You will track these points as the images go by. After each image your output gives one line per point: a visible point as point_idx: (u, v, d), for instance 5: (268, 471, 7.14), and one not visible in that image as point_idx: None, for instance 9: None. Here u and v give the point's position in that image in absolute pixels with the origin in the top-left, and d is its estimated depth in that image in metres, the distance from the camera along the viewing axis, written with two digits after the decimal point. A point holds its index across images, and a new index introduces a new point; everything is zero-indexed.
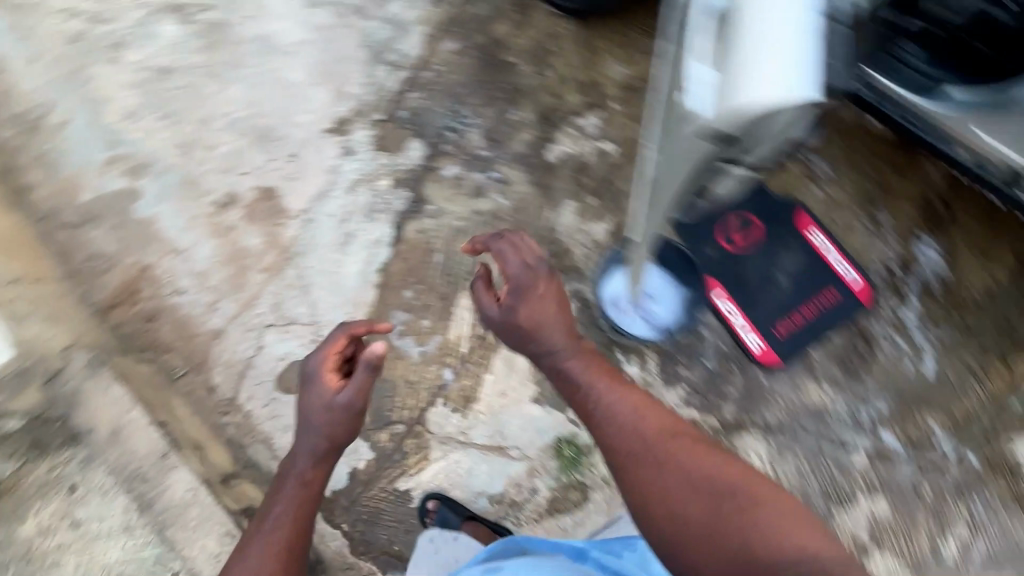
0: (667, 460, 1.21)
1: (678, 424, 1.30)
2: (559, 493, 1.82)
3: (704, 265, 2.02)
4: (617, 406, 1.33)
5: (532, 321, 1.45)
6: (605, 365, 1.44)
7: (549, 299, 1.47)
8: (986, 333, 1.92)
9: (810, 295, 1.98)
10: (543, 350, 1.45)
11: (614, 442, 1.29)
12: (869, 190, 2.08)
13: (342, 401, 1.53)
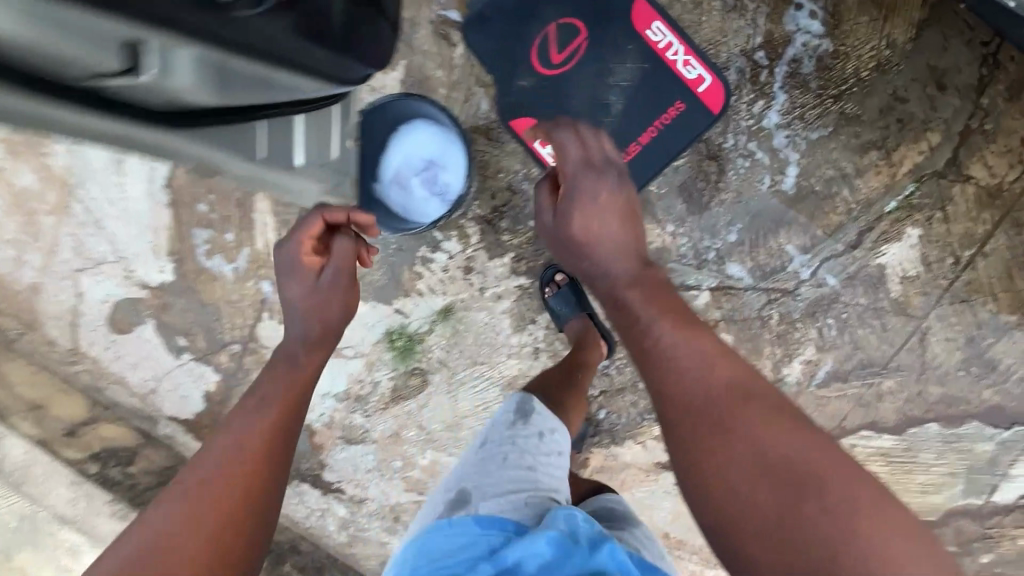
0: (677, 356, 0.92)
1: (746, 375, 0.89)
2: (397, 385, 1.82)
3: (517, 101, 1.63)
4: (674, 338, 0.94)
5: (584, 223, 1.13)
6: (632, 278, 1.07)
7: (603, 197, 1.14)
8: (868, 120, 1.53)
9: (648, 113, 1.59)
10: (599, 268, 1.13)
11: (648, 349, 0.95)
12: None
13: (299, 315, 1.10)
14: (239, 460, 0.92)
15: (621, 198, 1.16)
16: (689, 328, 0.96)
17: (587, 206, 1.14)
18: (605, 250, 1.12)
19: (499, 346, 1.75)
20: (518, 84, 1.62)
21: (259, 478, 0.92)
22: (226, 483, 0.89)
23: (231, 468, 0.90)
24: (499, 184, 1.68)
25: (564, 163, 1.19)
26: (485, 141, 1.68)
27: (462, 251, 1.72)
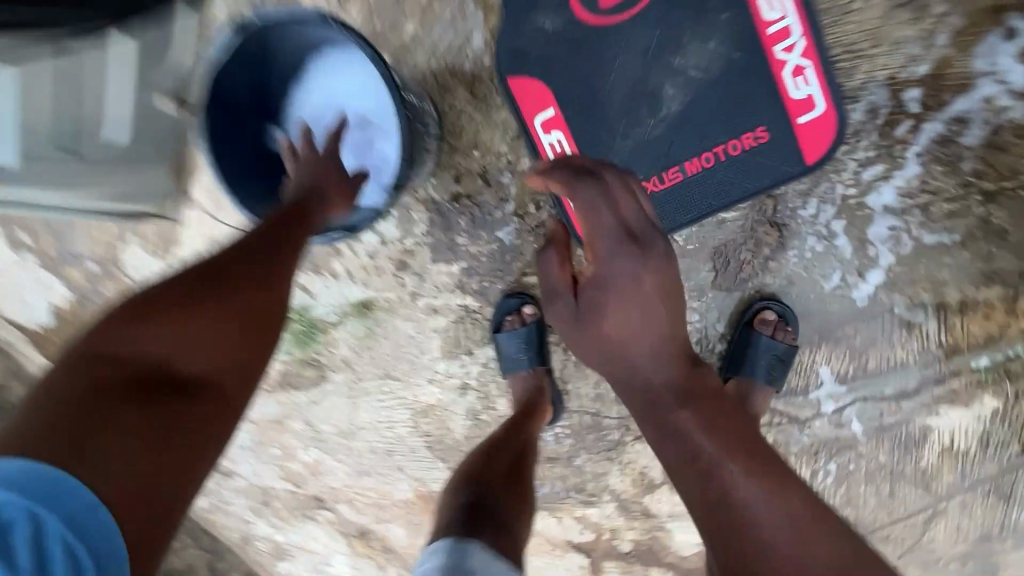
0: (751, 507, 0.70)
1: (798, 483, 0.74)
2: (288, 371, 1.44)
3: (529, 49, 1.05)
4: (731, 469, 0.72)
5: (625, 331, 0.79)
6: (642, 392, 0.80)
7: (648, 284, 0.78)
8: (1016, 242, 1.03)
9: (713, 130, 1.04)
10: (636, 380, 0.80)
11: (701, 513, 0.73)
12: None
13: (266, 274, 0.83)
14: (167, 335, 0.75)
15: (664, 281, 0.78)
16: (776, 488, 0.71)
17: (634, 312, 0.78)
18: (649, 359, 0.79)
19: (420, 368, 1.36)
20: (539, 22, 1.03)
21: (258, 335, 0.81)
22: (143, 356, 0.74)
23: (161, 355, 0.74)
24: (470, 166, 1.16)
25: (596, 235, 0.78)
26: (466, 97, 1.12)
27: (399, 239, 1.24)
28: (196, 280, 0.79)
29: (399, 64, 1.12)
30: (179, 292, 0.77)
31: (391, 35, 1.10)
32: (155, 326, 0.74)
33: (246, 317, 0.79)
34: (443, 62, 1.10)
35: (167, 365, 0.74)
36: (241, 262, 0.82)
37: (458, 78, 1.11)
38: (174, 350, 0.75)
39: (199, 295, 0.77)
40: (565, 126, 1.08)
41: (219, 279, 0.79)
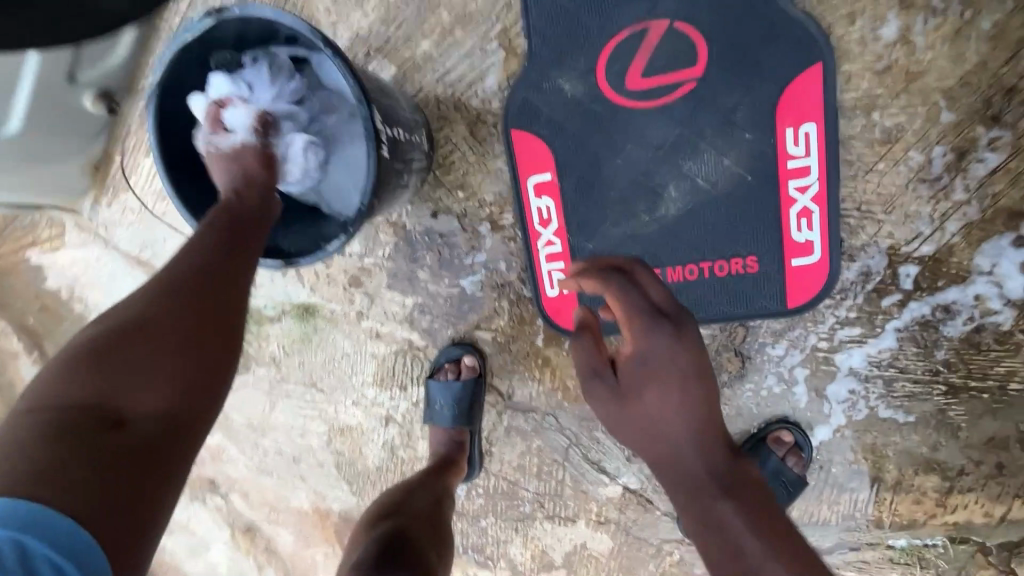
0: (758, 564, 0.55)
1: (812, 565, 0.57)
2: None
3: (543, 106, 0.98)
4: (753, 543, 0.56)
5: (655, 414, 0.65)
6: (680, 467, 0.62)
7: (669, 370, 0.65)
8: (964, 439, 1.01)
9: (705, 245, 0.99)
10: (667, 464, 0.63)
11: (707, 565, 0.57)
12: (1009, 71, 0.82)
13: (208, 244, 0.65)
14: (179, 280, 0.59)
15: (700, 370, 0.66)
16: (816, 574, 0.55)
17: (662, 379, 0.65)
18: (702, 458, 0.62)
19: (348, 386, 1.29)
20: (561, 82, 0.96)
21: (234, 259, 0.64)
22: (158, 306, 0.57)
23: (161, 287, 0.59)
24: (450, 204, 1.09)
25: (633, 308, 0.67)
26: (465, 135, 1.04)
27: (360, 255, 1.17)
28: (234, 223, 0.67)
29: (405, 79, 1.04)
30: (208, 252, 0.63)
31: (404, 48, 1.02)
32: (197, 263, 0.61)
33: (220, 281, 0.61)
34: (451, 91, 1.03)
35: (191, 280, 0.60)
36: (235, 229, 0.67)
37: (460, 114, 1.03)
38: (184, 280, 0.60)
39: (197, 271, 0.61)
40: (558, 197, 1.02)
41: (225, 253, 0.64)
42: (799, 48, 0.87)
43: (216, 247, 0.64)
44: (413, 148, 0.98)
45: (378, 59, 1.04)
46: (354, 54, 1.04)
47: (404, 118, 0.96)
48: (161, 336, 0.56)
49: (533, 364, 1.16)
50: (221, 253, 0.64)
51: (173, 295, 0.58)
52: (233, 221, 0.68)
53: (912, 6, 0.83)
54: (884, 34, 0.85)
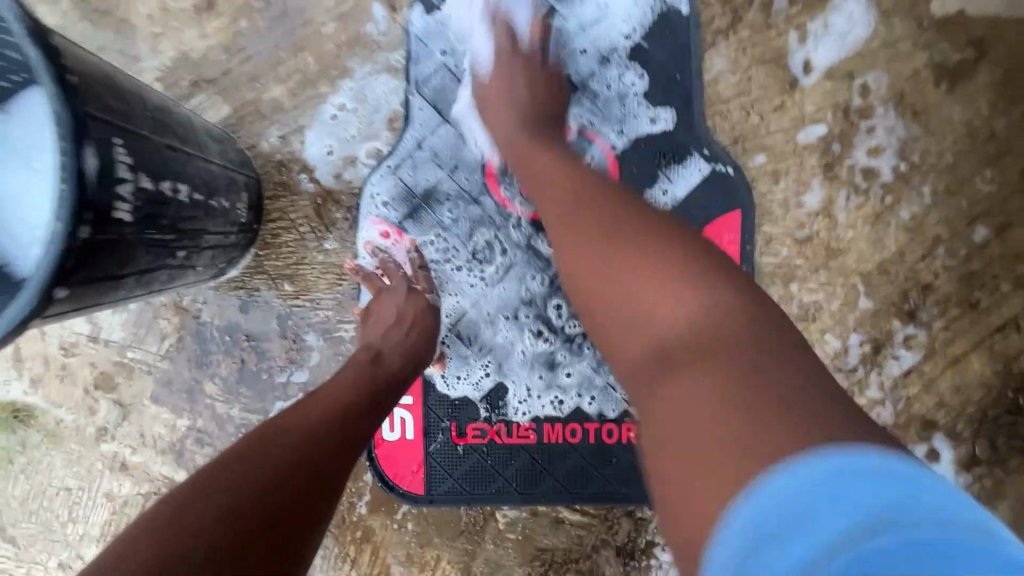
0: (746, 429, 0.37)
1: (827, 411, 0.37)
2: None
3: (413, 194, 0.76)
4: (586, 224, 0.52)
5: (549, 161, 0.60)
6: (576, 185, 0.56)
7: (589, 181, 0.56)
8: None
9: (591, 399, 0.78)
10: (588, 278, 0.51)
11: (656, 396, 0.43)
12: (924, 267, 0.75)
13: (345, 386, 0.61)
14: (186, 573, 0.41)
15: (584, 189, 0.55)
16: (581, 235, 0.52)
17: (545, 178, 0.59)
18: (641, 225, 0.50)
19: (56, 541, 0.83)
20: None
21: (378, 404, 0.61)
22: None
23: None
24: (271, 298, 0.79)
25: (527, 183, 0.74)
26: (310, 213, 0.78)
27: (120, 345, 0.80)
28: (225, 490, 0.46)
29: (240, 125, 0.77)
30: (189, 497, 0.46)
31: (246, 87, 0.76)
32: (162, 567, 0.41)
33: (354, 443, 0.56)
34: (299, 155, 0.77)
35: (184, 563, 0.41)
36: (252, 468, 0.48)
37: (310, 187, 0.77)
38: (240, 559, 0.42)
39: (166, 533, 0.43)
40: (420, 308, 0.70)
41: (287, 470, 0.49)
42: (719, 194, 0.74)
43: (206, 511, 0.44)
44: (216, 227, 0.65)
45: (206, 93, 0.76)
46: (174, 76, 0.76)
47: (216, 179, 0.64)
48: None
49: (348, 537, 0.82)
50: (211, 497, 0.45)
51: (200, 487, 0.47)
52: (304, 436, 0.53)
53: (836, 177, 0.74)
54: (808, 202, 0.75)
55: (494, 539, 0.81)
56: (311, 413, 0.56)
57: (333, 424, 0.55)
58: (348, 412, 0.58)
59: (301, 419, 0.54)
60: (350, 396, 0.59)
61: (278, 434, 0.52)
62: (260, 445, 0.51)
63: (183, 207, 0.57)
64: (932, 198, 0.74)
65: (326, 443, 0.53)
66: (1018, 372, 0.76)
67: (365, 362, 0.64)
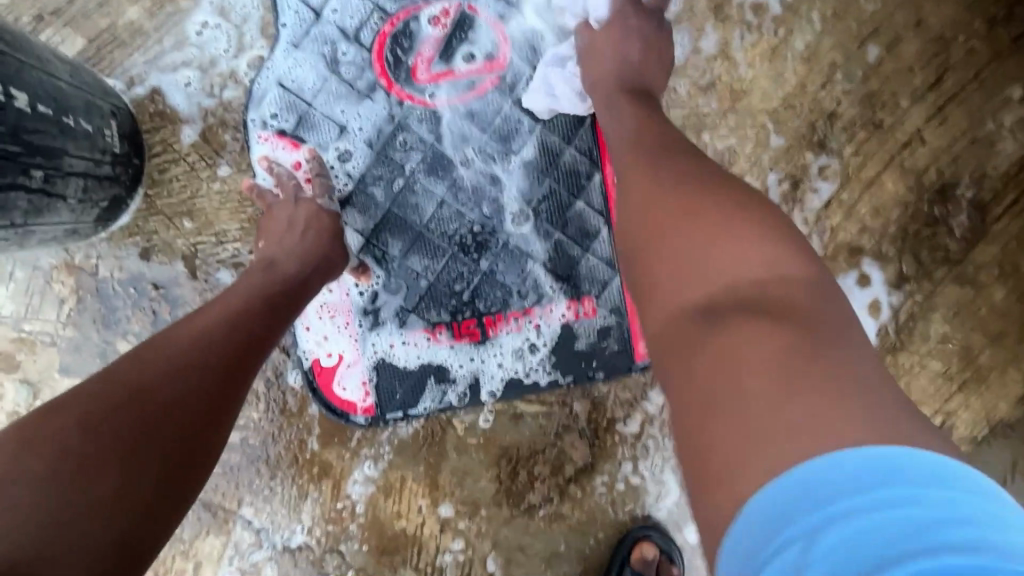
0: (750, 353, 0.37)
1: None
2: None
3: (300, 100, 0.71)
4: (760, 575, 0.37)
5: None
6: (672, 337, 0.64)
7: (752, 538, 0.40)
8: None
9: (527, 282, 0.76)
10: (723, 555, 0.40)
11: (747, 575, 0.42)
12: (827, 95, 0.76)
13: (235, 293, 0.59)
14: (46, 481, 0.39)
15: None
16: None
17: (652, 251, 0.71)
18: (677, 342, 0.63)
19: None
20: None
21: (279, 309, 0.60)
22: (115, 510, 0.41)
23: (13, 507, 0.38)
24: (171, 240, 0.73)
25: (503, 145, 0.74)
26: (197, 141, 0.72)
27: (15, 320, 0.73)
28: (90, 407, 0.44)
29: (98, 56, 0.71)
30: (52, 409, 0.43)
31: (98, 13, 0.70)
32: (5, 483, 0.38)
33: (253, 345, 0.55)
34: (172, 79, 0.71)
35: (37, 476, 0.39)
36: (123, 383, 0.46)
37: (189, 112, 0.72)
38: (94, 476, 0.41)
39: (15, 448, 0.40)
40: (313, 211, 0.68)
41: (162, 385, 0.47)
42: None
43: (74, 417, 0.43)
44: (79, 149, 0.59)
45: (53, 26, 0.70)
46: (13, 13, 0.69)
47: (68, 97, 0.58)
48: (87, 565, 0.39)
49: (306, 475, 0.78)
50: (79, 404, 0.44)
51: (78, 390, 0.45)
52: (189, 347, 0.51)
53: (728, 17, 0.74)
54: (706, 48, 0.74)
55: (456, 448, 0.79)
56: (208, 320, 0.55)
57: (229, 327, 0.55)
58: (240, 330, 0.55)
59: (196, 326, 0.53)
60: (245, 308, 0.58)
61: (156, 351, 0.49)
62: (148, 349, 0.50)
63: (24, 116, 0.52)
64: (822, 25, 0.75)
65: (219, 345, 0.53)
66: (928, 183, 0.78)
67: (262, 268, 0.63)
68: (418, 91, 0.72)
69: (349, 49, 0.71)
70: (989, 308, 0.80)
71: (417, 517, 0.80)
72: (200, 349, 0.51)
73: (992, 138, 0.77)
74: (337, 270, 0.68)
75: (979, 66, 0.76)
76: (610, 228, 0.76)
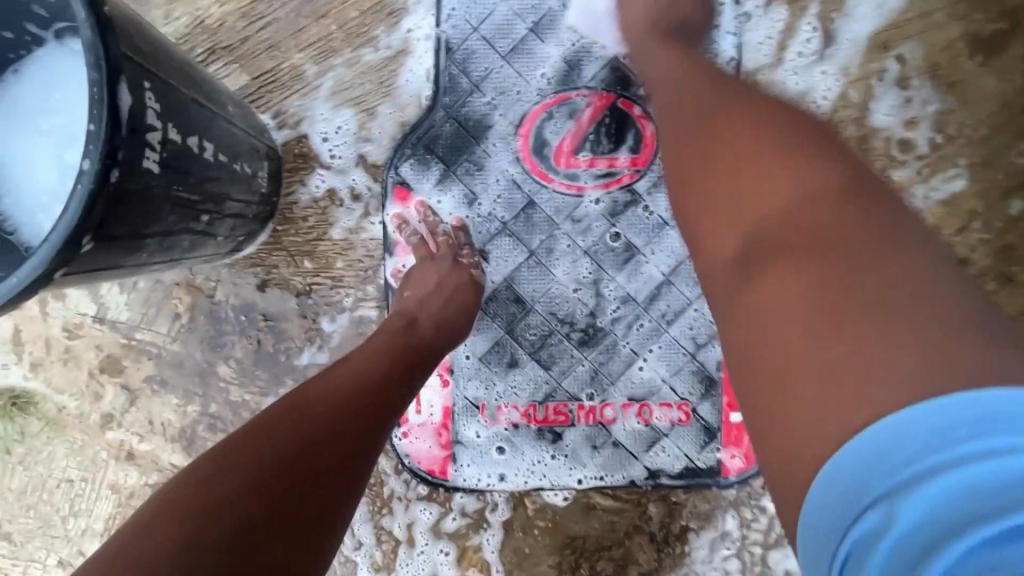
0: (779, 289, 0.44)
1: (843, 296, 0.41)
2: None
3: (441, 164, 0.74)
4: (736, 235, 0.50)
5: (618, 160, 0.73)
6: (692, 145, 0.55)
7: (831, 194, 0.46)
8: None
9: (621, 376, 0.76)
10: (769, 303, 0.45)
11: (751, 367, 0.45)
12: (961, 242, 0.74)
13: (415, 305, 0.65)
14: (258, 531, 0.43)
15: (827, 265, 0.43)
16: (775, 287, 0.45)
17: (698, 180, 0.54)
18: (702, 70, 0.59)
19: (57, 537, 0.78)
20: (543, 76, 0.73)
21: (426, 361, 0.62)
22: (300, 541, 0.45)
23: (187, 520, 0.43)
24: (289, 277, 0.75)
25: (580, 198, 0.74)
26: (331, 187, 0.74)
27: (129, 328, 0.76)
28: (274, 454, 0.47)
29: (257, 94, 0.74)
30: (223, 456, 0.47)
31: (266, 55, 0.73)
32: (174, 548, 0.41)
33: (422, 363, 0.61)
34: (321, 126, 0.74)
35: (206, 516, 0.43)
36: (297, 434, 0.49)
37: (331, 160, 0.74)
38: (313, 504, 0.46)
39: (205, 486, 0.45)
40: (460, 283, 0.68)
41: (328, 445, 0.49)
42: None
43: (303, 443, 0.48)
44: (239, 191, 0.62)
45: (224, 61, 0.73)
46: (188, 44, 0.73)
47: (237, 142, 0.60)
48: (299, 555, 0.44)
49: (369, 528, 0.78)
50: (311, 422, 0.50)
51: (398, 318, 0.64)
52: (408, 337, 0.62)
53: (872, 149, 0.73)
54: None
55: (522, 527, 0.77)
56: (392, 335, 0.62)
57: (410, 325, 0.63)
58: (375, 389, 0.55)
59: (380, 350, 0.60)
60: (425, 334, 0.63)
61: (420, 294, 0.67)
62: (359, 365, 0.57)
63: (207, 166, 0.53)
64: (967, 171, 0.73)
65: (396, 378, 0.58)
66: None
67: (393, 322, 0.64)
68: (556, 169, 0.73)
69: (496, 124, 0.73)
70: None
71: None
72: (386, 359, 0.59)
73: None
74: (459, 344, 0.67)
75: None
76: (600, 113, 0.73)
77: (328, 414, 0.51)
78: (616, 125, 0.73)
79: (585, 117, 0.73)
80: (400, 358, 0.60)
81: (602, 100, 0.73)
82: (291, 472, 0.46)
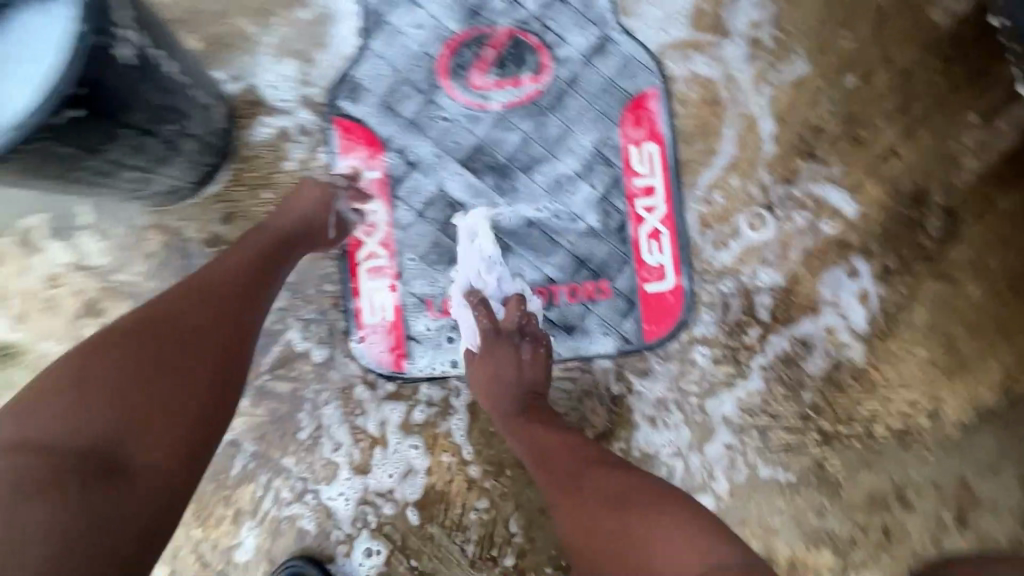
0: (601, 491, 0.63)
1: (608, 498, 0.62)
2: None
3: (374, 98, 0.86)
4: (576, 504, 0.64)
5: (522, 84, 0.87)
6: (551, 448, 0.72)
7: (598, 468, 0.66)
8: (844, 498, 0.89)
9: (550, 262, 0.87)
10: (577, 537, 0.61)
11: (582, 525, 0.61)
12: (813, 114, 0.90)
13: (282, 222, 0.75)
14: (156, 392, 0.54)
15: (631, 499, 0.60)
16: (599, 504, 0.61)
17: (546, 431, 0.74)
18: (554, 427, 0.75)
19: None
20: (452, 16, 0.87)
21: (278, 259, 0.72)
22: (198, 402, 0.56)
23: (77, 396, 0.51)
24: (251, 208, 0.85)
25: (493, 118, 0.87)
26: (281, 127, 0.86)
27: (105, 271, 0.83)
28: (138, 334, 0.55)
29: (209, 55, 0.85)
30: (102, 337, 0.55)
31: (214, 23, 0.85)
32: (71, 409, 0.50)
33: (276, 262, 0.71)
34: (268, 76, 0.86)
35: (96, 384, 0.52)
36: (170, 318, 0.58)
37: (279, 104, 0.86)
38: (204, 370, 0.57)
39: (88, 354, 0.53)
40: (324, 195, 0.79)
41: (204, 329, 0.59)
42: (635, 71, 0.88)
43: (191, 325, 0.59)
44: (201, 118, 0.73)
45: (178, 31, 0.85)
46: None
47: (198, 75, 0.72)
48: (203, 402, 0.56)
49: (346, 429, 0.85)
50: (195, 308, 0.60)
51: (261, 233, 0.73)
52: (257, 238, 0.72)
53: (729, 48, 0.89)
54: (711, 72, 0.89)
55: (485, 408, 0.86)
56: (249, 245, 0.71)
57: (264, 235, 0.73)
58: (239, 275, 0.66)
59: (235, 255, 0.69)
60: (272, 233, 0.73)
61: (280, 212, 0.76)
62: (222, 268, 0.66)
63: (174, 82, 0.65)
64: (806, 58, 0.90)
65: (260, 274, 0.68)
66: (903, 190, 0.90)
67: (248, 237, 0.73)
68: (471, 95, 0.87)
69: (417, 60, 0.87)
70: (962, 302, 0.90)
71: (446, 474, 0.85)
72: (244, 259, 0.68)
73: (954, 154, 0.90)
74: (318, 245, 0.78)
75: (942, 95, 0.91)
76: (504, 46, 0.87)
77: (208, 306, 0.61)
78: (518, 54, 0.87)
79: (490, 50, 0.87)
80: (262, 258, 0.70)
81: (504, 35, 0.87)
82: (180, 349, 0.56)
